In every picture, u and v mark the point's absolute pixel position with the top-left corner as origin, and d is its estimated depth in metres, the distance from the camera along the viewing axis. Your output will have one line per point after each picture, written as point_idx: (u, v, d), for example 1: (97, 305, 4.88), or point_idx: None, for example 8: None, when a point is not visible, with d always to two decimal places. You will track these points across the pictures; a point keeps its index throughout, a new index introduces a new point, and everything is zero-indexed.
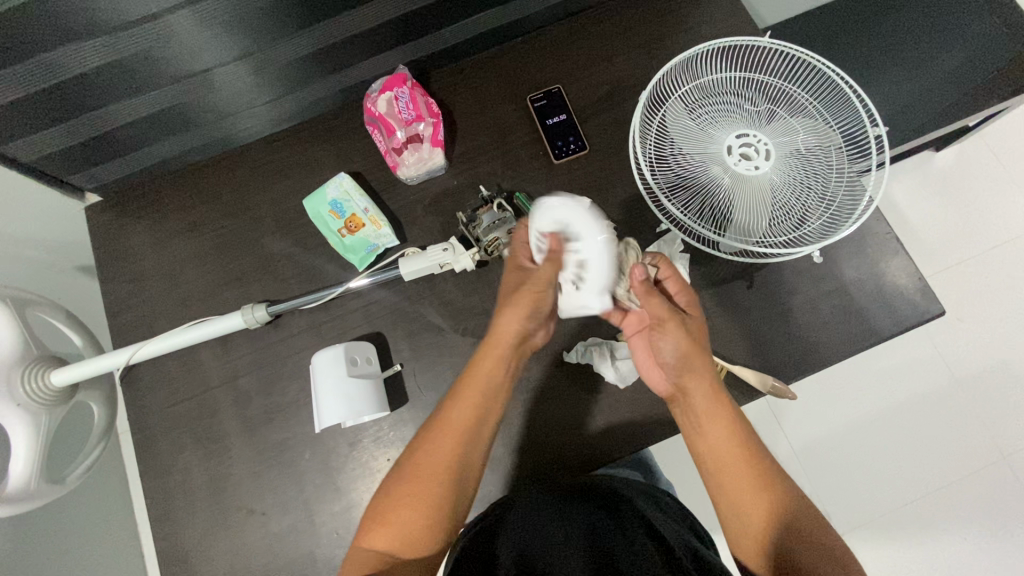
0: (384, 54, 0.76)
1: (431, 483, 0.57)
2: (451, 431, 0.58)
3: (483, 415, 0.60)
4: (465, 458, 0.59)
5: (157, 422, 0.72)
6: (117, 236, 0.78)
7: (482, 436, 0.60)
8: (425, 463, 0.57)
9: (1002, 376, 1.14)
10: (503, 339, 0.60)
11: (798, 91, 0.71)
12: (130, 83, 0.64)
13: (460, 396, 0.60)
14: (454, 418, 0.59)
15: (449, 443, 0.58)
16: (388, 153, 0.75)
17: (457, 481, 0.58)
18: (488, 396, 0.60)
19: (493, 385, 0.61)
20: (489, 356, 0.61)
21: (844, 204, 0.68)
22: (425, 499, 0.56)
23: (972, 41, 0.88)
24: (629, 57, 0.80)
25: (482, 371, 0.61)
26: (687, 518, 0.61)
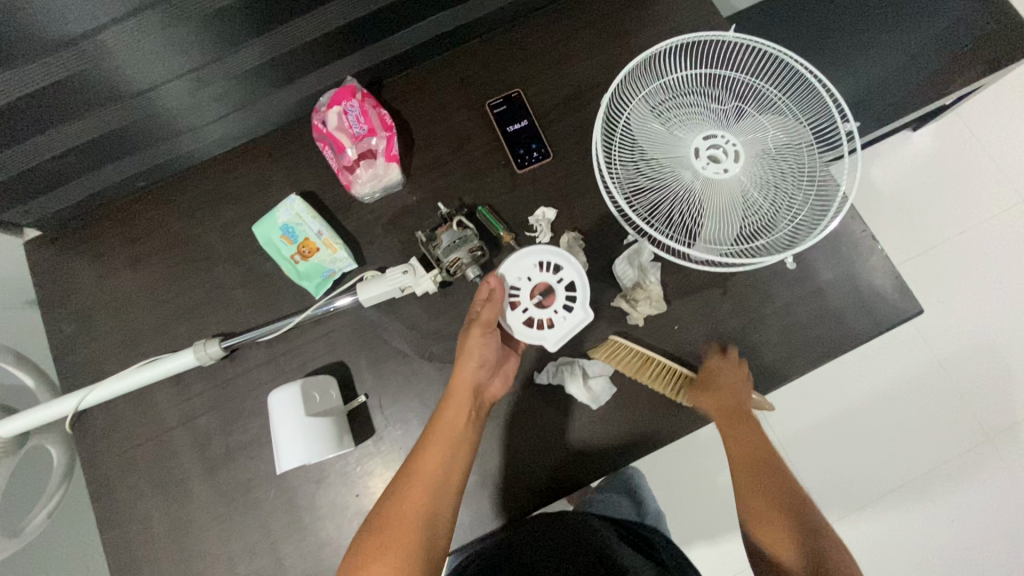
0: (332, 66, 0.71)
1: (404, 536, 0.53)
2: (421, 479, 0.56)
3: (451, 465, 0.57)
4: (436, 506, 0.55)
5: (113, 468, 0.68)
6: (58, 273, 0.74)
7: (453, 482, 0.57)
8: (394, 517, 0.54)
9: (985, 358, 1.14)
10: (467, 386, 0.61)
11: (766, 86, 0.68)
12: (62, 109, 0.59)
13: (426, 445, 0.58)
14: (424, 466, 0.57)
15: (419, 493, 0.55)
16: (341, 171, 0.71)
17: (428, 534, 0.54)
18: (456, 446, 0.58)
19: (458, 435, 0.59)
20: (455, 405, 0.60)
21: (816, 206, 0.65)
22: (398, 551, 0.52)
23: (950, 17, 0.84)
24: (591, 56, 0.76)
25: (446, 422, 0.59)
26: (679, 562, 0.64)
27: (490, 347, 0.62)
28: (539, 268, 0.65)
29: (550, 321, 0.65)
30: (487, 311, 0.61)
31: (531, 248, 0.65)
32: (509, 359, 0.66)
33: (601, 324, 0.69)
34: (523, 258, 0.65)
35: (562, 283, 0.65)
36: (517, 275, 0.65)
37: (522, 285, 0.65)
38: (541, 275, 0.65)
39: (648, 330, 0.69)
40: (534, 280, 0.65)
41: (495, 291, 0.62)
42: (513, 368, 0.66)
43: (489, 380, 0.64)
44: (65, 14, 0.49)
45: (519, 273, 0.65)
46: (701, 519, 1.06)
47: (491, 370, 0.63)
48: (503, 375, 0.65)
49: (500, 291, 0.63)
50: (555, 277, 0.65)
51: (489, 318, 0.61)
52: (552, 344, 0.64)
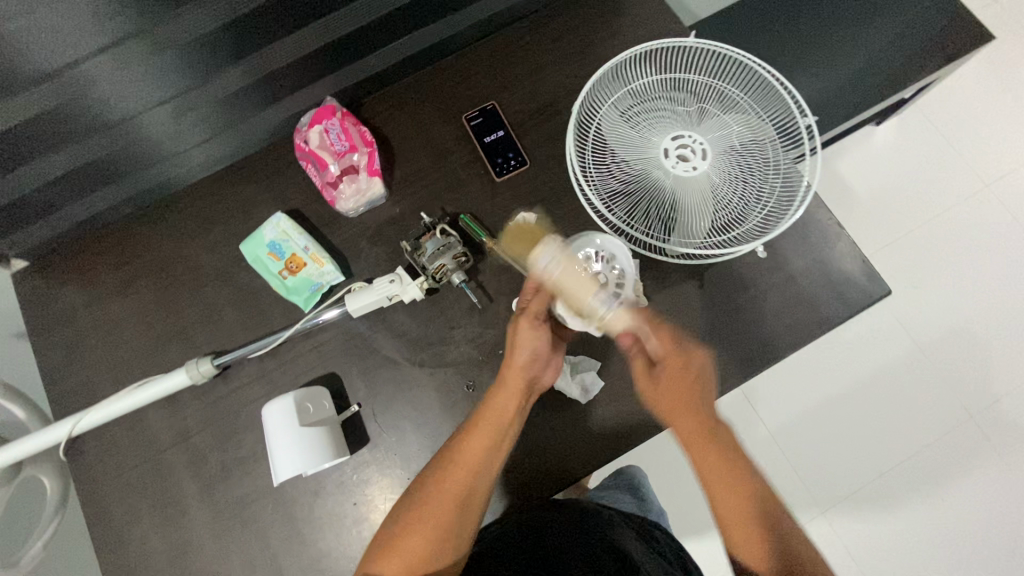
0: (312, 87, 0.74)
1: (442, 513, 0.55)
2: (465, 463, 0.57)
3: (494, 451, 0.59)
4: (474, 490, 0.57)
5: (108, 492, 0.68)
6: (47, 302, 0.75)
7: (494, 467, 0.59)
8: (435, 495, 0.56)
9: (960, 339, 1.17)
10: (519, 376, 0.60)
11: (728, 87, 0.72)
12: (48, 139, 0.61)
13: (474, 428, 0.59)
14: (469, 449, 0.58)
15: (461, 476, 0.57)
16: (325, 188, 0.73)
17: (464, 513, 0.56)
18: (500, 433, 0.59)
19: (504, 422, 0.59)
20: (505, 393, 0.60)
21: (781, 197, 0.68)
22: (435, 527, 0.55)
23: (901, 15, 0.88)
24: (562, 66, 0.79)
25: (494, 406, 0.60)
26: (683, 561, 0.61)
27: (545, 338, 0.61)
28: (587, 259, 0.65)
29: (600, 307, 0.62)
30: (536, 304, 0.61)
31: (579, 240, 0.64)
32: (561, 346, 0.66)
33: None
34: (570, 244, 0.63)
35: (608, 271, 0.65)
36: (566, 265, 0.64)
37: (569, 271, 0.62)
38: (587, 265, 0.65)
39: None
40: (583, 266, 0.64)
41: (544, 281, 0.61)
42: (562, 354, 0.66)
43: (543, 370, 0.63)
44: (49, 46, 0.51)
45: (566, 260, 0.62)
46: (697, 514, 1.07)
47: (546, 361, 0.62)
48: (557, 363, 0.64)
49: (547, 282, 0.62)
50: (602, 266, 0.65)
51: (535, 308, 0.61)
52: (606, 329, 0.62)
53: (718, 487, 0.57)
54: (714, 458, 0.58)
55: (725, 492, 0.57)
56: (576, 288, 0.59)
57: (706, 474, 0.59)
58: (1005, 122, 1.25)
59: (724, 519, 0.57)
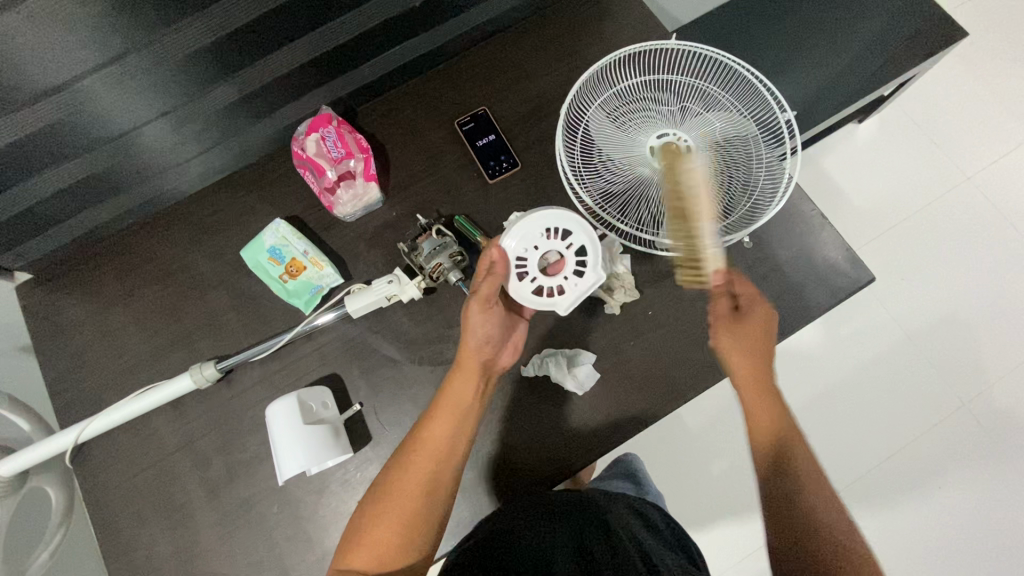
0: (308, 97, 0.76)
1: (407, 497, 0.56)
2: (428, 447, 0.59)
3: (456, 434, 0.60)
4: (439, 475, 0.58)
5: (114, 499, 0.69)
6: (52, 313, 0.76)
7: (458, 452, 0.60)
8: (400, 480, 0.57)
9: (950, 327, 1.19)
10: (472, 359, 0.63)
11: (709, 86, 0.74)
12: (49, 154, 0.62)
13: (435, 414, 0.61)
14: (432, 434, 0.60)
15: (424, 461, 0.58)
16: (322, 194, 0.75)
17: (429, 498, 0.57)
18: (461, 417, 0.61)
19: (464, 406, 0.61)
20: (462, 378, 0.62)
21: (765, 188, 0.70)
22: (403, 512, 0.56)
23: (878, 15, 0.91)
24: (549, 70, 0.82)
25: (455, 392, 0.62)
26: (676, 534, 0.64)
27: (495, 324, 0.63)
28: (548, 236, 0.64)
29: (561, 287, 0.66)
30: (486, 287, 0.61)
31: (538, 215, 0.63)
32: (518, 332, 0.68)
33: (580, 316, 0.73)
34: (526, 222, 0.63)
35: (572, 247, 0.65)
36: (524, 244, 0.64)
37: (529, 252, 0.64)
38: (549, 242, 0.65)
39: (625, 317, 0.73)
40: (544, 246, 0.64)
41: (495, 265, 0.62)
42: (520, 339, 0.68)
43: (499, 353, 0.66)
44: (47, 65, 0.53)
45: (524, 242, 0.64)
46: (698, 507, 1.08)
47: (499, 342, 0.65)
48: (512, 347, 0.67)
49: (502, 265, 0.62)
50: (564, 242, 0.65)
51: (487, 294, 0.61)
52: (565, 309, 0.65)
53: (762, 404, 0.61)
54: (762, 398, 0.61)
55: (765, 408, 0.61)
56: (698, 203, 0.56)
57: (755, 402, 0.61)
58: (983, 115, 1.29)
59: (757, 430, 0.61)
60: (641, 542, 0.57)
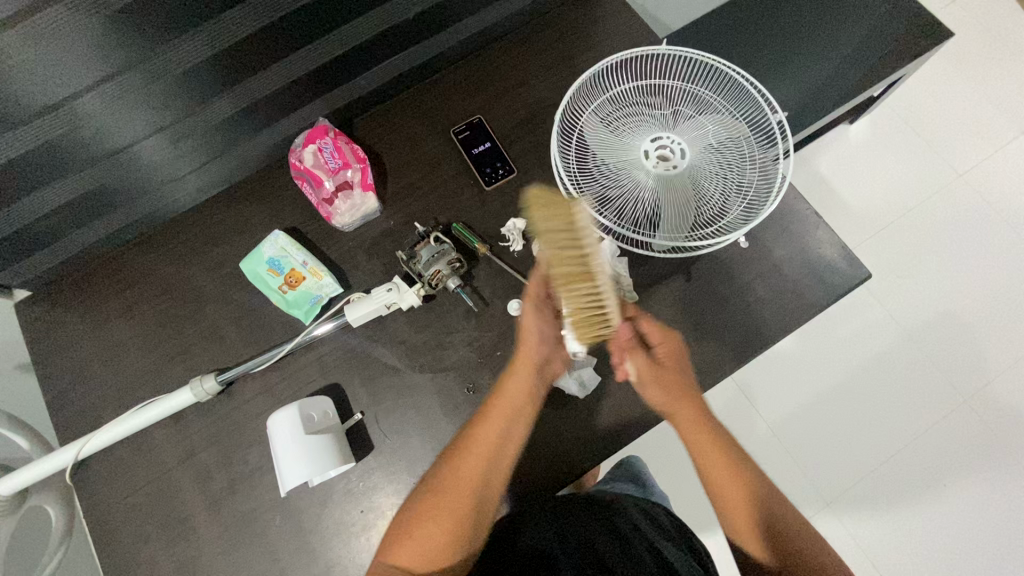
0: (305, 109, 0.77)
1: (459, 497, 0.56)
2: (479, 446, 0.59)
3: (508, 435, 0.59)
4: (490, 474, 0.58)
5: (115, 515, 0.69)
6: (51, 330, 0.76)
7: (508, 451, 0.60)
8: (452, 479, 0.57)
9: (948, 323, 1.20)
10: (527, 360, 0.61)
11: (702, 89, 0.75)
12: (46, 171, 0.62)
13: (488, 413, 0.60)
14: (484, 433, 0.59)
15: (476, 460, 0.58)
16: (320, 205, 0.75)
17: (480, 499, 0.57)
18: (515, 417, 0.60)
19: (518, 405, 0.60)
20: (516, 376, 0.61)
21: (760, 188, 0.71)
22: (452, 513, 0.56)
23: (866, 18, 0.92)
24: (543, 78, 0.83)
25: (509, 390, 0.61)
26: (681, 528, 0.64)
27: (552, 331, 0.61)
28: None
29: None
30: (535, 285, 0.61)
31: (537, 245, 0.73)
32: None
33: None
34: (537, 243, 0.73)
35: None
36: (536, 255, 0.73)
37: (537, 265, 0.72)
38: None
39: None
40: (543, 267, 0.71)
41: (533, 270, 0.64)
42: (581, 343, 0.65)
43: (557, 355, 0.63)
44: (44, 82, 0.53)
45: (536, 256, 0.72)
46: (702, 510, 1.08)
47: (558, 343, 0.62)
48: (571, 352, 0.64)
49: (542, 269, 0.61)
50: None
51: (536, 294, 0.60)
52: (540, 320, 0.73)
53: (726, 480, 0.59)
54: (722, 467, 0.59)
55: (732, 481, 0.58)
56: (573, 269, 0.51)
57: (711, 474, 0.60)
58: (972, 114, 1.31)
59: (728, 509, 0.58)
60: (649, 542, 0.58)
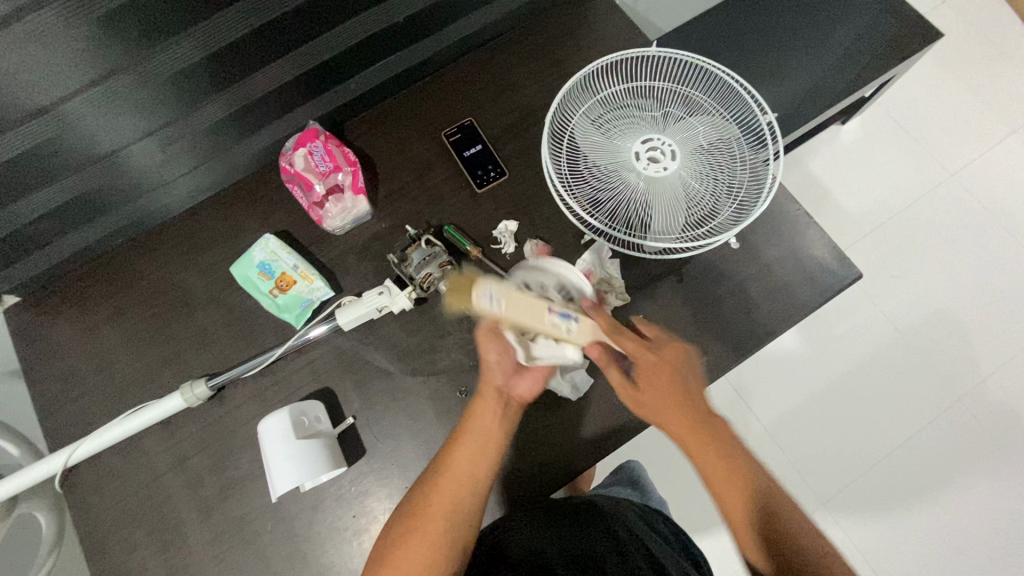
0: (295, 113, 0.77)
1: (432, 526, 0.55)
2: (452, 474, 0.58)
3: (478, 461, 0.59)
4: (462, 501, 0.57)
5: (105, 522, 0.68)
6: (40, 336, 0.75)
7: (483, 478, 0.59)
8: (423, 509, 0.56)
9: (941, 322, 1.20)
10: (490, 388, 0.62)
11: (692, 91, 0.75)
12: (34, 177, 0.62)
13: (458, 441, 0.60)
14: (455, 459, 0.59)
15: (448, 488, 0.57)
16: (311, 208, 0.75)
17: (453, 526, 0.56)
18: (484, 441, 0.60)
19: (487, 430, 0.60)
20: (482, 403, 0.61)
21: (750, 188, 0.71)
22: (424, 542, 0.54)
23: (856, 19, 0.93)
24: (535, 80, 0.83)
25: (478, 417, 0.61)
26: (678, 535, 0.65)
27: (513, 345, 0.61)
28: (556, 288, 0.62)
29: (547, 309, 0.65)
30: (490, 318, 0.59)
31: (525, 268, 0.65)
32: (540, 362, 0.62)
33: None
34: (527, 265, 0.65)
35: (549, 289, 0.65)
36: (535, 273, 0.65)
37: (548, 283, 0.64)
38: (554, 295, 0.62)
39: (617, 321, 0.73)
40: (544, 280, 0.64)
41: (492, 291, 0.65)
42: (544, 369, 0.63)
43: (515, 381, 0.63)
44: (31, 87, 0.53)
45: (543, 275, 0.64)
46: (697, 511, 1.08)
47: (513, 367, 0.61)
48: (532, 376, 0.62)
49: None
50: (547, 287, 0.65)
51: (490, 322, 0.59)
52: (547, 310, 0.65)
53: (726, 493, 0.55)
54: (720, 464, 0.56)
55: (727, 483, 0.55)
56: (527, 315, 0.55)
57: (710, 477, 0.56)
58: (962, 115, 1.31)
59: (733, 522, 0.55)
60: (648, 548, 0.58)
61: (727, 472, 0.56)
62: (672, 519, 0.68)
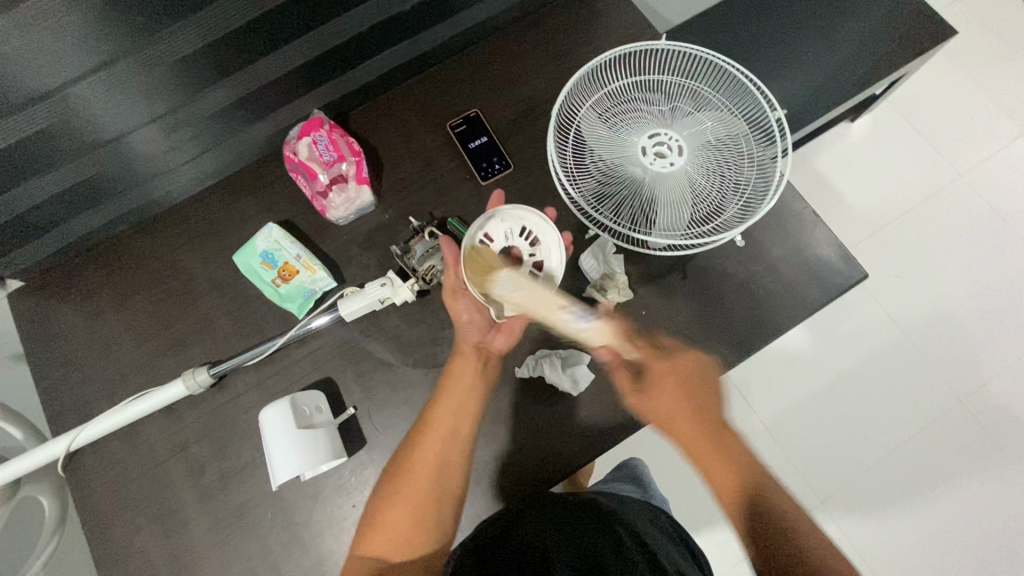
0: (300, 101, 0.76)
1: (418, 476, 0.60)
2: (433, 430, 0.62)
3: (460, 415, 0.64)
4: (446, 455, 0.62)
5: (107, 506, 0.69)
6: (43, 321, 0.75)
7: (461, 434, 0.63)
8: (410, 466, 0.61)
9: (946, 324, 1.20)
10: (467, 346, 0.67)
11: (700, 85, 0.74)
12: (38, 161, 0.62)
13: (441, 396, 0.65)
14: (437, 415, 0.63)
15: (433, 441, 0.62)
16: (314, 198, 0.75)
17: (440, 477, 0.61)
18: (464, 396, 0.65)
19: (465, 386, 0.65)
20: (460, 361, 0.66)
21: (757, 186, 0.70)
22: (413, 493, 0.59)
23: (870, 15, 0.91)
24: (541, 71, 0.82)
25: (458, 375, 0.66)
26: (683, 535, 0.64)
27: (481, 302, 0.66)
28: (519, 231, 0.66)
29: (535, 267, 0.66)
30: (454, 279, 0.66)
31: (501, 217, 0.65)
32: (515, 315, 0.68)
33: None
34: (492, 221, 0.66)
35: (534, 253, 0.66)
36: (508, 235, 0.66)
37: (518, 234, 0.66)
38: (516, 239, 0.66)
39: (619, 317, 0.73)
40: (502, 242, 0.66)
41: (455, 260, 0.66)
42: (517, 322, 0.68)
43: (492, 336, 0.69)
44: (36, 71, 0.53)
45: (506, 224, 0.66)
46: (695, 507, 1.08)
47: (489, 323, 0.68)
48: (507, 330, 0.69)
49: (453, 256, 0.66)
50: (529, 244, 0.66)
51: (454, 285, 0.66)
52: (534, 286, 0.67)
53: (719, 476, 0.61)
54: (716, 459, 0.61)
55: (724, 469, 0.61)
56: (543, 307, 0.65)
57: (706, 466, 0.62)
58: (974, 114, 1.30)
59: (723, 499, 0.61)
60: (647, 543, 0.57)
61: (723, 460, 0.61)
62: (675, 518, 0.68)
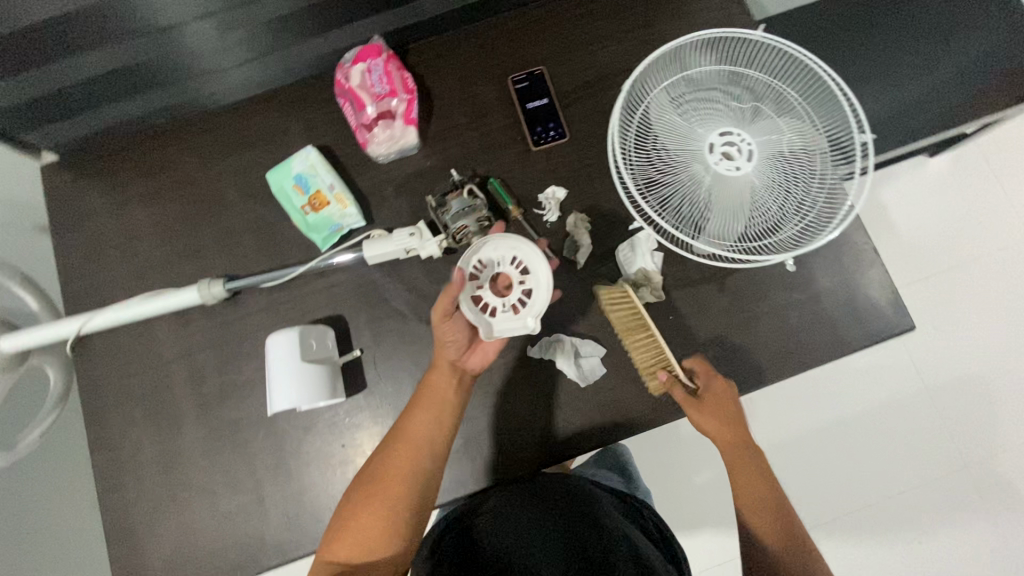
0: (360, 24, 0.72)
1: (389, 487, 0.59)
2: (404, 446, 0.60)
3: (434, 428, 0.61)
4: (417, 466, 0.60)
5: (108, 394, 0.70)
6: (72, 199, 0.75)
7: (432, 451, 0.61)
8: (382, 475, 0.59)
9: (973, 386, 1.15)
10: (444, 363, 0.63)
11: (788, 89, 0.68)
12: (88, 36, 0.59)
13: (416, 408, 0.62)
14: (411, 427, 0.61)
15: (403, 452, 0.60)
16: (359, 129, 0.71)
17: (412, 489, 0.59)
18: (440, 410, 0.62)
19: (442, 400, 0.62)
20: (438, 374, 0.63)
21: (822, 213, 0.66)
22: (380, 501, 0.58)
23: (988, 45, 0.82)
24: (618, 40, 0.76)
25: (435, 387, 0.63)
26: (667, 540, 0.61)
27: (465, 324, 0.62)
28: (510, 259, 0.60)
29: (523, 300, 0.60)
30: None
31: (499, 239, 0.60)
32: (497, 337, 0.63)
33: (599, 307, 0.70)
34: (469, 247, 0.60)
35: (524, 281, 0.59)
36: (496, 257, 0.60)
37: (508, 262, 0.60)
38: (506, 266, 0.60)
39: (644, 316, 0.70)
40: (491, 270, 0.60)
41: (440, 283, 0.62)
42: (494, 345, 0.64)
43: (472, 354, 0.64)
44: None
45: (496, 252, 0.60)
46: (674, 509, 1.09)
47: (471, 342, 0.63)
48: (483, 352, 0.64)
49: None
50: (519, 272, 0.60)
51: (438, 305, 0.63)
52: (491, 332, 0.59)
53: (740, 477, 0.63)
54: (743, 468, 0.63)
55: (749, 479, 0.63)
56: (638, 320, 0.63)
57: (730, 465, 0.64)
58: None
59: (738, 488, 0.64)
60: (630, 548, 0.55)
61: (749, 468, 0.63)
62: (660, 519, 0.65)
